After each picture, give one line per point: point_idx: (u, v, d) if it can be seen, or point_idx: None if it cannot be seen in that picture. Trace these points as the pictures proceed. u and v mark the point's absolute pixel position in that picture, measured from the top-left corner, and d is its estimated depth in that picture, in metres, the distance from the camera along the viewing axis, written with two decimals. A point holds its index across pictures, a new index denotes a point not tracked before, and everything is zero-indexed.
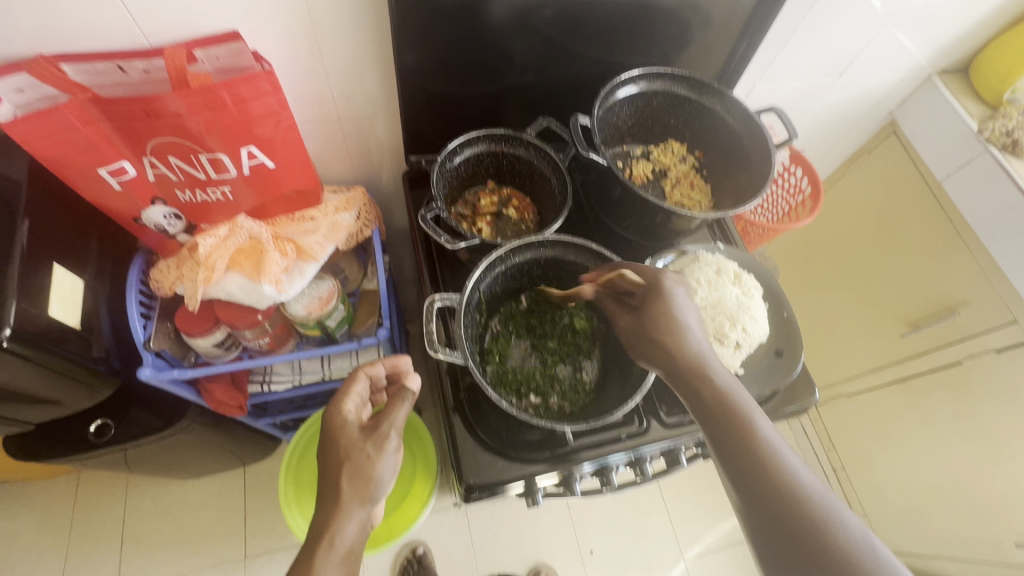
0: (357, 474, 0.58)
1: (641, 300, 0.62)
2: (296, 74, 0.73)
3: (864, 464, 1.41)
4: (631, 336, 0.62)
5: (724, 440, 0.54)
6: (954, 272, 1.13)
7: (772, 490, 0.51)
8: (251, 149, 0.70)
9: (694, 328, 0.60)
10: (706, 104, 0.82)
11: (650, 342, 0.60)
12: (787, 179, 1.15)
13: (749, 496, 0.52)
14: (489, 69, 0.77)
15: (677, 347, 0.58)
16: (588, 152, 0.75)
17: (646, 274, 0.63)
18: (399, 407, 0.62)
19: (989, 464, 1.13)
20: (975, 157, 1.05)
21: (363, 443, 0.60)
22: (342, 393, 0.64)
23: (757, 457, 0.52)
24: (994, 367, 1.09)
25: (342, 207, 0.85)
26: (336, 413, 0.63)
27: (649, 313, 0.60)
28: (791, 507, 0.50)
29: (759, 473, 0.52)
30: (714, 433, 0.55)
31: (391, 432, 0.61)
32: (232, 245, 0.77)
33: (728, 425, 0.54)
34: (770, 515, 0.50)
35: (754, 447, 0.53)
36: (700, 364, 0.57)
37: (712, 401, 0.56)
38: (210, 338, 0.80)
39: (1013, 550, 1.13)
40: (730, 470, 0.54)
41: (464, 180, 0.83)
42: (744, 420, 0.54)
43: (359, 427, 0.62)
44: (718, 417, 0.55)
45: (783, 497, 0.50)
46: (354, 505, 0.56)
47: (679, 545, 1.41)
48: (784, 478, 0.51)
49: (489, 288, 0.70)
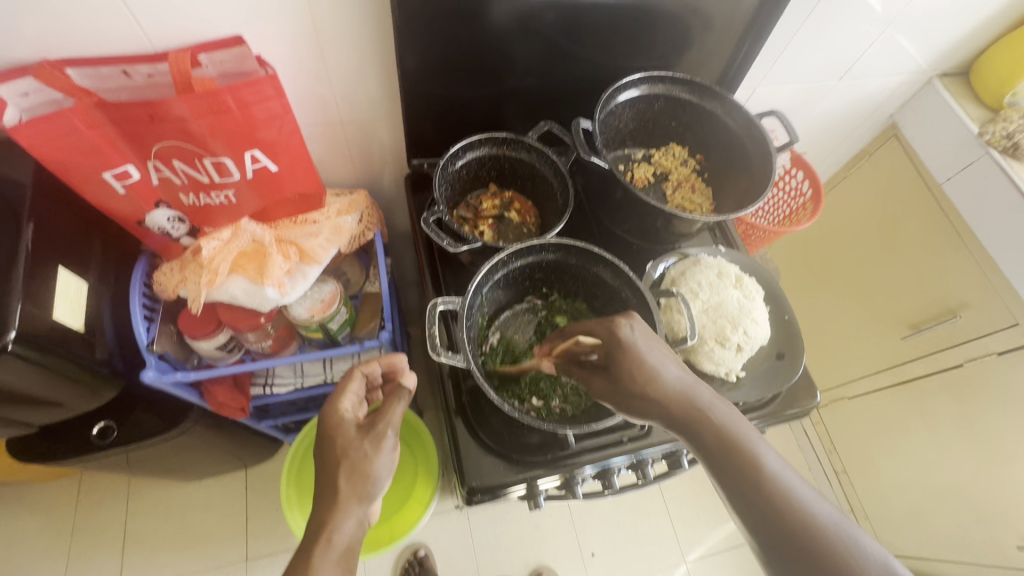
0: (355, 472, 0.57)
1: (605, 358, 0.59)
2: (299, 78, 0.74)
3: (866, 467, 1.41)
4: (611, 397, 0.58)
5: (731, 479, 0.52)
6: (956, 275, 1.13)
7: (785, 529, 0.48)
8: (255, 152, 0.70)
9: (673, 370, 0.57)
10: (708, 107, 0.82)
11: (632, 394, 0.57)
12: (788, 182, 1.15)
13: (764, 537, 0.49)
14: (491, 72, 0.78)
15: (661, 393, 0.56)
16: (590, 156, 0.75)
17: (601, 331, 0.60)
18: (396, 405, 0.63)
19: (991, 467, 1.13)
20: (976, 160, 1.05)
21: (360, 441, 0.60)
22: (338, 393, 0.64)
23: (766, 493, 0.50)
24: (996, 369, 1.09)
25: (345, 210, 0.85)
26: (332, 412, 0.63)
27: (620, 375, 0.57)
28: (810, 545, 0.47)
29: (771, 510, 0.49)
30: (721, 474, 0.53)
31: (388, 429, 0.60)
32: (235, 249, 0.77)
33: (733, 463, 0.52)
34: (788, 558, 0.47)
35: (761, 484, 0.50)
36: (693, 404, 0.55)
37: (712, 439, 0.53)
38: (212, 342, 0.81)
39: (1015, 552, 1.12)
40: (742, 512, 0.51)
41: (466, 183, 0.84)
42: (747, 454, 0.52)
43: (355, 425, 0.61)
44: (721, 456, 0.53)
45: (799, 536, 0.48)
46: (352, 502, 0.56)
47: (681, 548, 1.41)
48: (798, 513, 0.49)
49: (491, 291, 0.70)
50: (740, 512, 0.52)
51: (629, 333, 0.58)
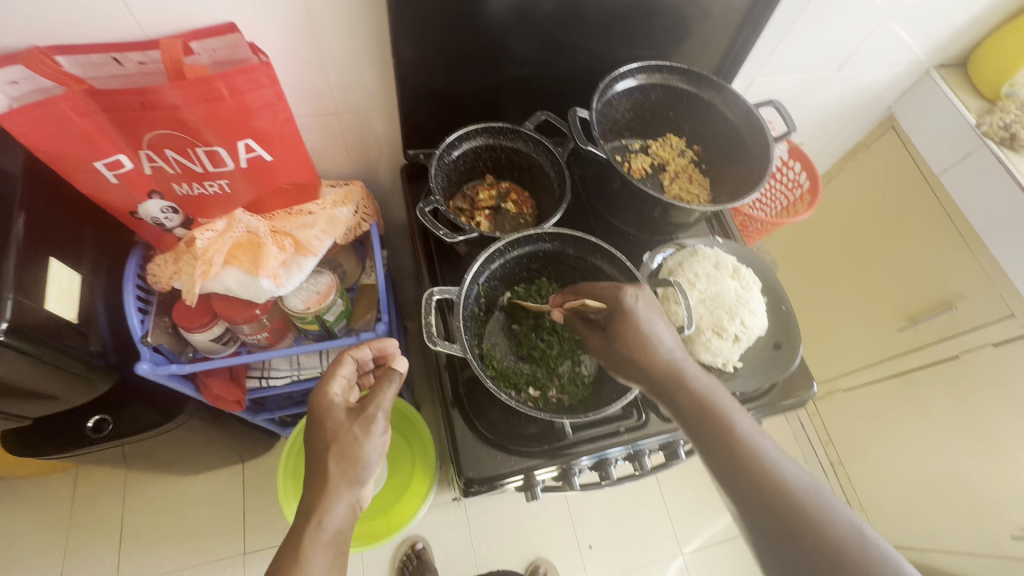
0: (344, 456, 0.57)
1: (607, 321, 0.61)
2: (294, 68, 0.73)
3: (862, 458, 1.42)
4: (607, 357, 0.61)
5: (710, 446, 0.55)
6: (952, 266, 1.13)
7: (758, 488, 0.52)
8: (248, 142, 0.69)
9: (665, 338, 0.59)
10: (705, 97, 0.82)
11: (624, 359, 0.59)
12: (786, 174, 1.15)
13: (738, 496, 0.53)
14: (487, 62, 0.77)
15: (650, 358, 0.58)
16: (587, 146, 0.74)
17: (607, 296, 0.62)
18: (386, 388, 0.61)
19: (986, 458, 1.13)
20: (973, 151, 1.05)
21: (350, 425, 0.59)
22: (327, 377, 0.64)
23: (742, 457, 0.54)
24: (991, 361, 1.09)
25: (340, 201, 0.85)
26: (322, 397, 0.62)
27: (618, 337, 0.59)
28: (781, 504, 0.51)
29: (745, 472, 0.53)
30: (700, 441, 0.56)
31: (377, 412, 0.60)
32: (229, 239, 0.77)
33: (711, 430, 0.55)
34: (760, 515, 0.52)
35: (738, 449, 0.54)
36: (677, 372, 0.58)
37: (693, 408, 0.56)
38: (207, 334, 0.80)
39: (1009, 542, 1.13)
40: (721, 477, 0.55)
41: (462, 174, 0.83)
42: (725, 421, 0.55)
43: (345, 409, 0.61)
44: (700, 422, 0.56)
45: (771, 496, 0.52)
46: (341, 487, 0.56)
47: (678, 539, 1.42)
48: (769, 476, 0.52)
49: (487, 281, 0.70)
50: (715, 475, 0.55)
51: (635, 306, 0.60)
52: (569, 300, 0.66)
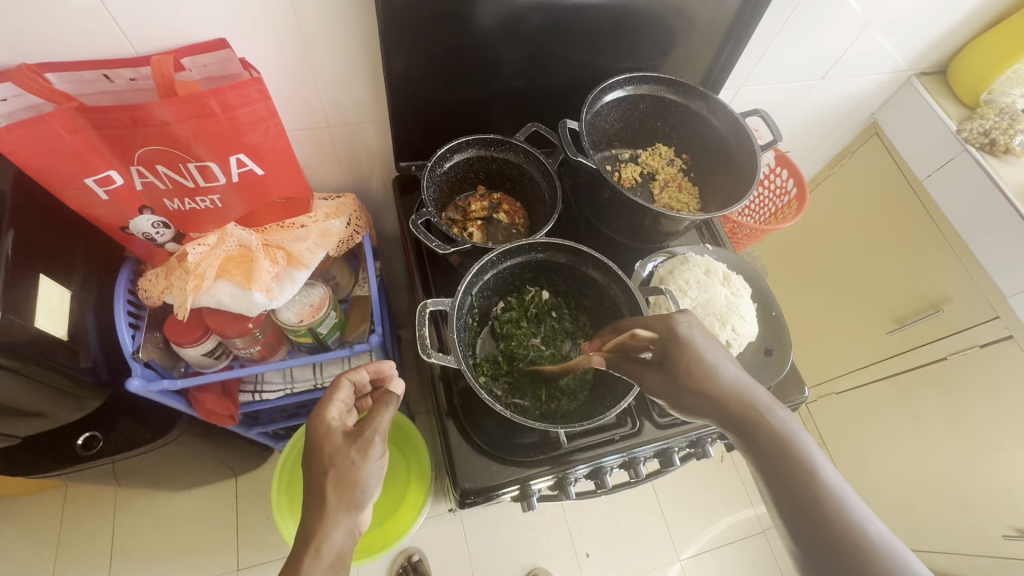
0: (342, 480, 0.57)
1: (663, 354, 0.59)
2: (285, 82, 0.73)
3: (855, 461, 1.43)
4: (666, 393, 0.58)
5: (785, 486, 0.51)
6: (940, 270, 1.14)
7: (831, 538, 0.47)
8: (240, 156, 0.69)
9: (731, 368, 0.57)
10: (693, 107, 0.83)
11: (686, 390, 0.57)
12: (774, 180, 1.17)
13: (809, 542, 0.48)
14: (477, 75, 0.78)
15: (718, 389, 0.56)
16: (577, 156, 0.75)
17: (659, 327, 0.59)
18: (384, 411, 0.62)
19: (977, 458, 1.15)
20: (955, 156, 1.08)
21: (347, 448, 0.59)
22: (324, 401, 0.64)
23: (816, 501, 0.49)
24: (978, 362, 1.11)
25: (333, 213, 0.84)
26: (320, 421, 0.62)
27: (678, 368, 0.57)
28: (857, 556, 0.46)
29: (821, 519, 0.48)
30: (773, 478, 0.52)
31: (376, 436, 0.60)
32: (222, 254, 0.76)
33: (786, 470, 0.51)
34: (826, 567, 0.47)
35: (814, 491, 0.50)
36: (748, 406, 0.55)
37: (768, 443, 0.53)
38: (199, 348, 0.80)
39: (1002, 541, 1.14)
40: (792, 522, 0.50)
41: (454, 185, 0.84)
42: (803, 461, 0.51)
43: (343, 433, 0.61)
44: (775, 459, 0.52)
45: (846, 549, 0.46)
46: (340, 511, 0.56)
47: (675, 545, 1.42)
48: (848, 523, 0.47)
49: (481, 292, 0.70)
50: (786, 516, 0.51)
51: (693, 338, 0.58)
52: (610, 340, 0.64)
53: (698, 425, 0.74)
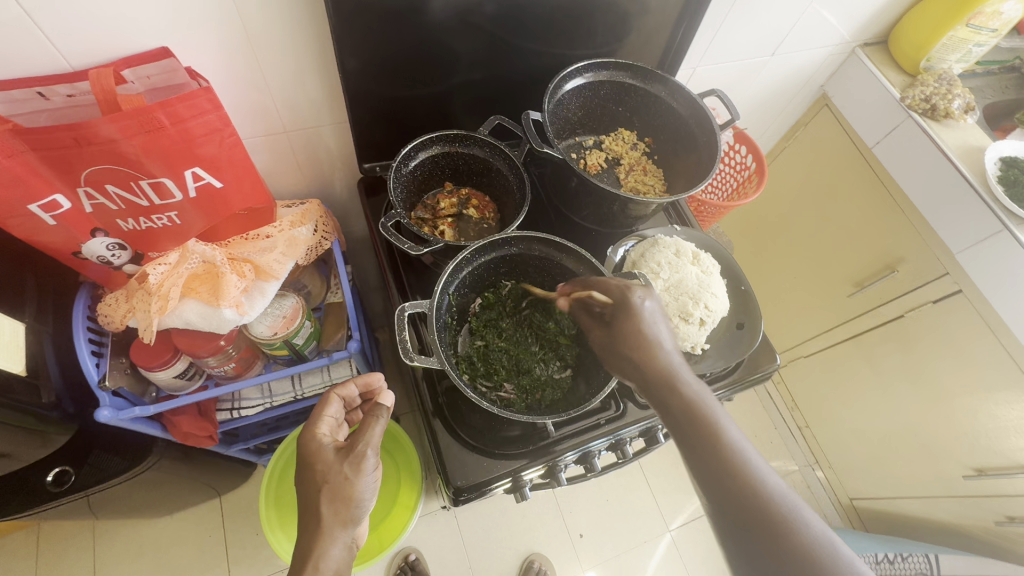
0: (337, 497, 0.56)
1: (610, 317, 0.61)
2: (236, 88, 0.71)
3: (826, 419, 1.51)
4: (603, 349, 0.62)
5: (697, 450, 0.54)
6: (892, 232, 1.20)
7: (739, 492, 0.52)
8: (196, 170, 0.66)
9: (667, 343, 0.59)
10: (652, 91, 0.85)
11: (620, 354, 0.60)
12: (733, 157, 1.20)
13: (716, 494, 0.53)
14: (436, 69, 0.77)
15: (648, 358, 0.58)
16: (542, 147, 0.75)
17: (615, 292, 0.61)
18: (374, 426, 0.59)
19: (934, 405, 1.22)
20: (901, 123, 1.13)
21: (339, 465, 0.58)
22: (312, 418, 0.63)
23: (726, 461, 0.53)
24: (932, 317, 1.16)
25: (298, 221, 0.82)
26: (309, 439, 0.61)
27: (619, 333, 0.60)
28: (757, 508, 0.51)
29: (729, 476, 0.52)
30: (687, 442, 0.55)
31: (367, 450, 0.58)
32: (185, 272, 0.72)
33: (699, 435, 0.54)
34: (734, 516, 0.52)
35: (724, 452, 0.53)
36: (668, 371, 0.58)
37: (681, 409, 0.56)
38: (170, 371, 0.77)
39: (961, 481, 1.21)
40: (701, 478, 0.54)
41: (421, 184, 0.83)
42: (711, 423, 0.55)
43: (334, 449, 0.60)
44: (686, 422, 0.55)
45: (754, 503, 0.51)
46: (337, 528, 0.56)
47: (664, 517, 1.48)
48: (752, 480, 0.52)
49: (457, 291, 0.69)
50: (698, 473, 0.54)
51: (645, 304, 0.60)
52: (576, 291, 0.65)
53: None
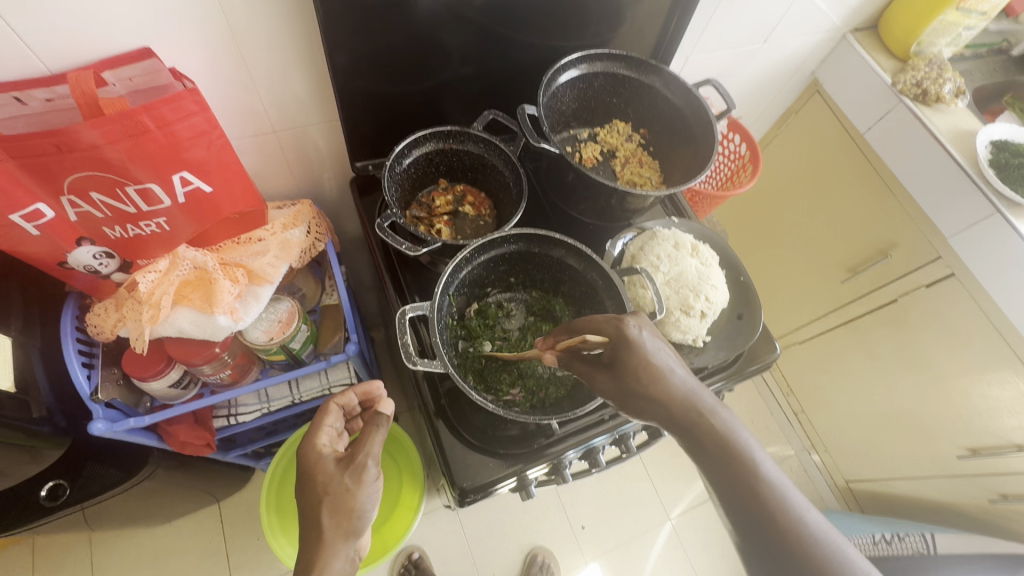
0: (338, 508, 0.56)
1: (612, 356, 0.59)
2: (222, 88, 0.68)
3: (821, 404, 1.53)
4: (615, 393, 0.59)
5: (732, 486, 0.55)
6: (884, 218, 1.21)
7: (779, 532, 0.52)
8: (184, 174, 0.63)
9: (677, 369, 0.58)
10: (647, 82, 0.84)
11: (636, 394, 0.58)
12: (727, 146, 1.19)
13: (754, 533, 0.53)
14: (427, 64, 0.75)
15: (666, 393, 0.57)
16: (539, 141, 0.74)
17: (608, 329, 0.58)
18: (375, 435, 0.58)
19: (928, 387, 1.23)
20: (892, 108, 1.13)
21: (340, 475, 0.57)
22: (313, 429, 0.63)
23: (761, 498, 0.53)
24: (926, 301, 1.17)
25: (291, 223, 0.80)
26: (310, 450, 0.61)
27: (626, 373, 0.58)
28: (797, 548, 0.51)
29: (766, 515, 0.53)
30: (722, 479, 0.55)
31: (368, 461, 0.58)
32: (176, 279, 0.70)
33: (734, 472, 0.55)
34: (773, 557, 0.52)
35: (759, 489, 0.54)
36: (697, 405, 0.57)
37: (713, 444, 0.56)
38: (164, 380, 0.75)
39: (956, 461, 1.23)
40: (737, 515, 0.55)
41: (416, 181, 0.82)
42: (745, 459, 0.55)
43: (335, 461, 0.59)
44: (720, 458, 0.55)
45: (794, 543, 0.51)
46: (338, 540, 0.55)
47: (665, 506, 1.51)
48: (790, 518, 0.52)
49: (457, 290, 0.68)
50: (733, 509, 0.55)
51: (642, 338, 0.58)
52: (562, 339, 0.62)
53: None
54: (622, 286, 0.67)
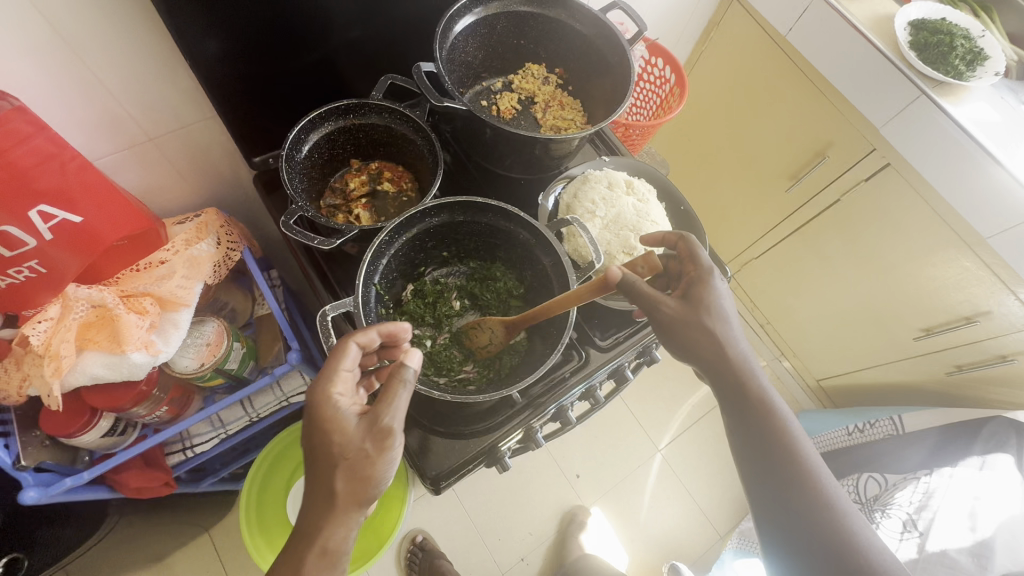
0: (355, 476, 0.48)
1: (686, 290, 0.62)
2: (68, 99, 0.59)
3: (784, 313, 1.57)
4: (680, 324, 0.60)
5: (750, 427, 0.61)
6: (817, 120, 1.20)
7: (788, 470, 0.59)
8: (44, 209, 0.54)
9: (733, 319, 0.61)
10: (551, 16, 0.77)
11: (695, 326, 0.60)
12: (652, 72, 1.14)
13: (766, 470, 0.60)
14: (304, 35, 0.67)
15: (715, 334, 0.60)
16: (442, 101, 0.67)
17: (699, 263, 0.62)
18: (400, 394, 0.50)
19: (881, 278, 1.25)
20: (810, 5, 1.10)
21: (359, 438, 0.49)
22: (328, 374, 0.52)
23: (778, 440, 0.59)
24: (867, 195, 1.18)
25: (195, 237, 0.73)
26: (325, 403, 0.50)
27: (698, 301, 0.61)
28: (801, 485, 0.58)
29: (780, 456, 0.59)
30: (745, 421, 0.61)
31: (394, 424, 0.49)
32: (73, 323, 0.61)
33: (752, 415, 0.60)
34: (777, 492, 0.59)
35: (777, 433, 0.59)
36: (725, 353, 0.60)
37: (741, 388, 0.61)
38: (95, 432, 0.69)
39: (912, 343, 1.28)
40: (751, 453, 0.61)
41: (323, 167, 0.75)
42: (769, 407, 0.60)
43: (356, 416, 0.50)
44: (746, 401, 0.60)
45: (799, 483, 0.58)
46: (350, 509, 0.48)
47: (652, 439, 1.56)
48: (799, 460, 0.59)
49: (383, 278, 0.63)
50: (747, 446, 0.61)
51: (716, 276, 0.62)
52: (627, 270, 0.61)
53: (639, 336, 0.75)
54: (569, 263, 0.62)
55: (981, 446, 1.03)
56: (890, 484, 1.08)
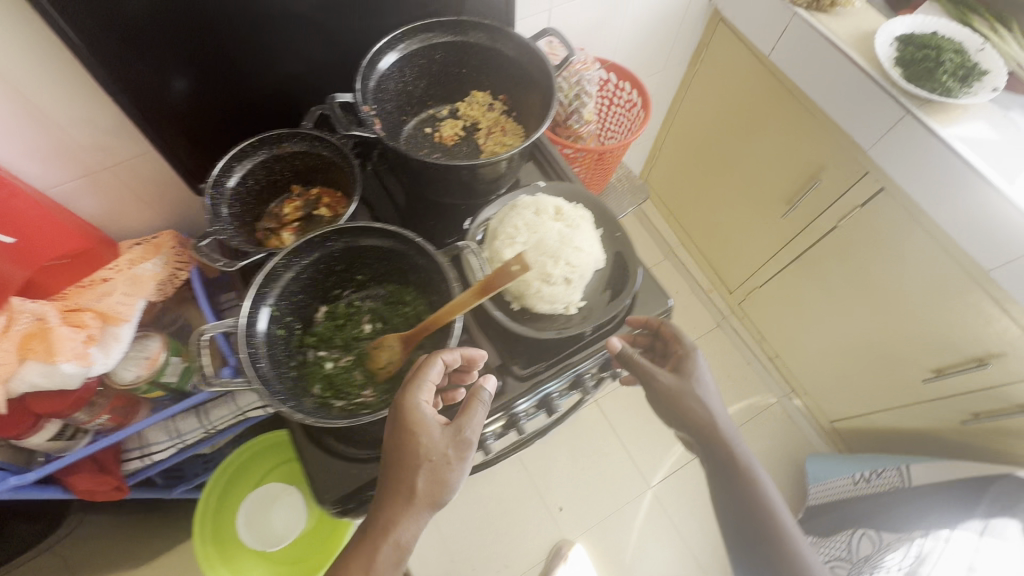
0: (434, 479, 0.53)
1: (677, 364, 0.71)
2: (19, 131, 0.66)
3: (791, 346, 1.45)
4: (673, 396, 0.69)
5: (733, 495, 0.68)
6: (808, 141, 1.13)
7: (770, 538, 0.66)
8: None
9: (715, 401, 0.70)
10: (481, 45, 0.79)
11: (686, 401, 0.69)
12: (621, 96, 1.12)
13: (749, 536, 0.67)
14: (233, 71, 0.72)
15: (696, 412, 0.69)
16: (352, 129, 0.70)
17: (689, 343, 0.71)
18: (479, 411, 0.57)
19: (885, 315, 1.14)
20: (789, 23, 1.05)
21: (445, 446, 0.54)
22: (414, 383, 0.56)
23: (760, 511, 0.67)
24: (863, 220, 1.08)
25: (140, 258, 0.79)
26: (412, 409, 0.55)
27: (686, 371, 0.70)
28: (781, 554, 0.65)
29: (762, 526, 0.66)
30: (730, 490, 0.68)
31: (473, 437, 0.56)
32: (16, 333, 0.67)
33: (738, 486, 0.68)
34: (761, 557, 0.67)
35: (757, 505, 0.67)
36: (706, 425, 0.69)
37: (727, 461, 0.68)
38: (41, 434, 0.75)
39: (924, 385, 1.15)
40: (738, 519, 0.68)
41: (262, 192, 0.79)
42: (753, 481, 0.68)
43: (439, 424, 0.55)
44: (732, 473, 0.68)
45: (780, 550, 0.66)
46: (422, 507, 0.53)
47: (644, 476, 1.48)
48: (779, 531, 0.66)
49: (284, 300, 0.64)
50: (733, 513, 0.69)
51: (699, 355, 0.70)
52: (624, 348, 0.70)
53: (558, 367, 0.72)
54: (456, 288, 0.64)
55: (987, 506, 0.93)
56: (884, 544, 0.97)
